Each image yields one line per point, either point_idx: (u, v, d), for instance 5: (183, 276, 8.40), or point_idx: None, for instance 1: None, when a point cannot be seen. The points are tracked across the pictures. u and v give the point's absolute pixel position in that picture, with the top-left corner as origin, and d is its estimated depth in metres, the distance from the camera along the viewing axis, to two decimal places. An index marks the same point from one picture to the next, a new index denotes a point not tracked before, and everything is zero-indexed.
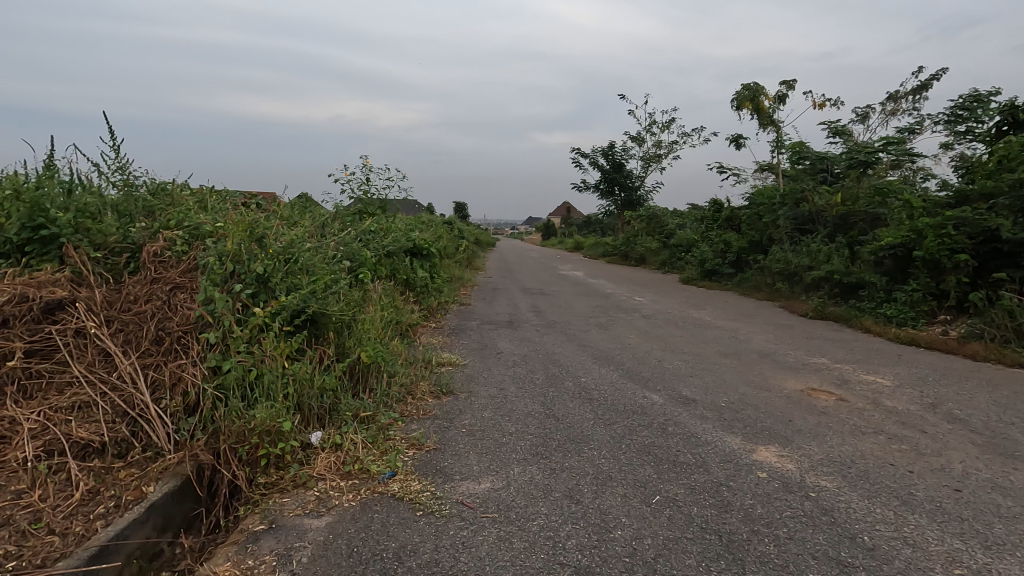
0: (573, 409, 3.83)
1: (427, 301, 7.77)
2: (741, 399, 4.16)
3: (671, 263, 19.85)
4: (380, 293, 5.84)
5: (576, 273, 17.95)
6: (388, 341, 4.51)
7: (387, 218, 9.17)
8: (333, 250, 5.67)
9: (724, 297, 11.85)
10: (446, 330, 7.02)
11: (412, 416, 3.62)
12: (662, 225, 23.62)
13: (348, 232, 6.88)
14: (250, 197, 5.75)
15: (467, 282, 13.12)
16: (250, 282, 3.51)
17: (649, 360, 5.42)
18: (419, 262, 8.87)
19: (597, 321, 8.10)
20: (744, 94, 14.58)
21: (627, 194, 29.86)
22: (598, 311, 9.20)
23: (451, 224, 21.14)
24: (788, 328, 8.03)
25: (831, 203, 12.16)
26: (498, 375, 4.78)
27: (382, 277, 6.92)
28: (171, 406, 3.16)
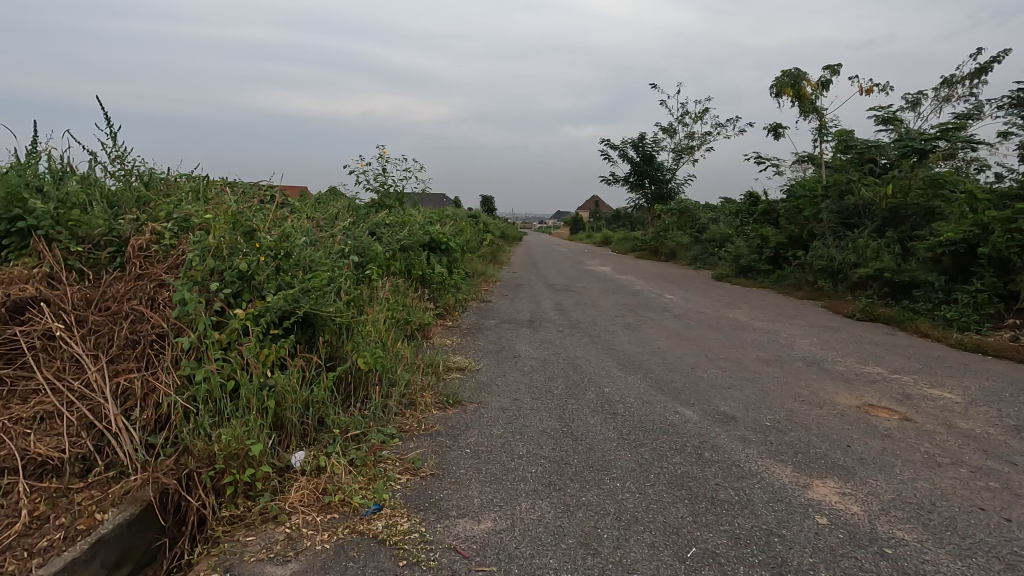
0: (593, 426, 3.37)
1: (443, 299, 7.39)
2: (788, 417, 3.63)
3: (704, 258, 19.04)
4: (389, 290, 5.47)
5: (604, 269, 17.36)
6: (391, 343, 4.13)
7: (405, 211, 8.82)
8: (339, 244, 5.32)
9: (761, 296, 11.15)
10: (462, 330, 6.62)
11: (411, 432, 3.22)
12: (695, 219, 22.75)
13: (359, 225, 6.53)
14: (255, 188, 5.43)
15: (490, 277, 12.71)
16: (231, 280, 3.14)
17: (682, 367, 4.91)
18: (437, 257, 8.49)
19: (624, 320, 7.59)
20: (785, 80, 13.73)
21: (658, 187, 28.96)
22: (625, 310, 8.66)
23: (476, 218, 20.76)
24: (835, 331, 7.37)
25: (879, 195, 11.30)
26: (513, 383, 4.35)
27: (395, 272, 6.56)
28: (140, 419, 2.82)
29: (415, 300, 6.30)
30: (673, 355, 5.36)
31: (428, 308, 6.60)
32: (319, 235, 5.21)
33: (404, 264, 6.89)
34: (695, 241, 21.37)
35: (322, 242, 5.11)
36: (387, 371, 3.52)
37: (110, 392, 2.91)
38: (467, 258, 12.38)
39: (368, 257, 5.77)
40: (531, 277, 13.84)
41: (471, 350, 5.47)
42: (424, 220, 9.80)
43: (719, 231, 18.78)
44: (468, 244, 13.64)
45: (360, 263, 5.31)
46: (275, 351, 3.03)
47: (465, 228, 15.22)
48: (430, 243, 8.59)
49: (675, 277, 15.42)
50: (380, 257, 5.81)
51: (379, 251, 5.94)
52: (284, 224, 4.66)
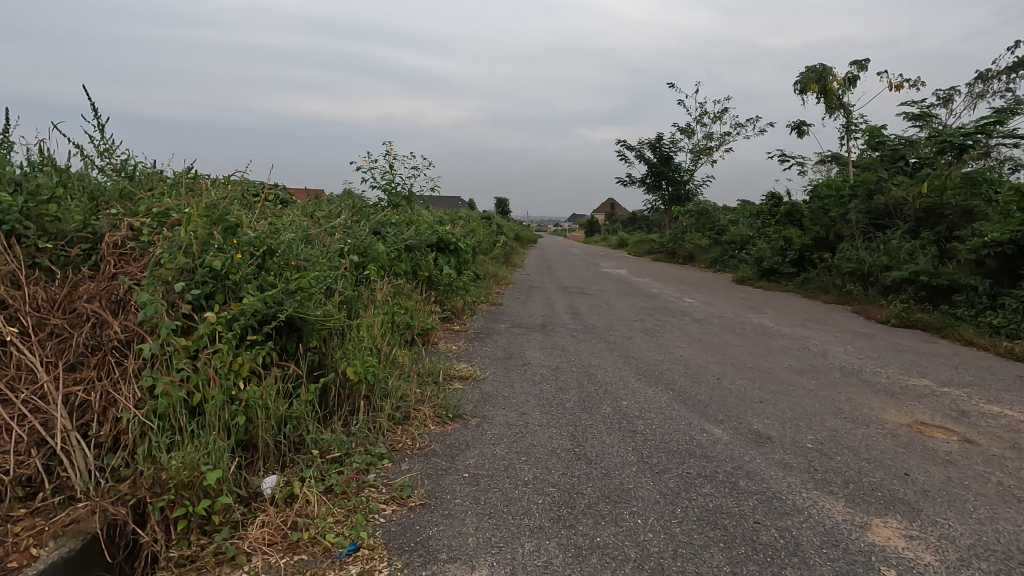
0: (608, 446, 2.99)
1: (451, 302, 7.06)
2: (831, 438, 3.21)
3: (723, 261, 18.48)
4: (390, 293, 5.14)
5: (621, 272, 16.88)
6: (387, 348, 3.80)
7: (413, 211, 8.51)
8: (336, 243, 5.00)
9: (786, 300, 10.63)
10: (470, 334, 6.26)
11: (403, 452, 2.87)
12: (714, 221, 22.18)
13: (362, 224, 6.23)
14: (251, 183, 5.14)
15: (502, 280, 12.35)
16: (201, 280, 2.77)
17: (706, 377, 4.50)
18: (446, 259, 8.15)
19: (641, 325, 7.18)
20: (811, 75, 13.19)
21: (676, 188, 28.40)
22: (643, 314, 8.24)
23: (489, 219, 20.43)
24: (869, 337, 6.87)
25: (912, 194, 10.74)
26: (521, 394, 3.97)
27: (400, 274, 6.24)
28: (96, 437, 2.49)
29: (419, 303, 5.98)
30: (696, 364, 4.95)
31: (433, 312, 6.27)
32: (316, 233, 4.91)
33: (409, 265, 6.57)
34: (714, 243, 20.81)
35: (318, 241, 4.80)
36: (379, 381, 3.18)
37: (66, 405, 2.59)
38: (478, 261, 12.05)
39: (370, 257, 5.46)
40: (545, 279, 13.46)
41: (478, 357, 5.12)
42: (433, 220, 9.48)
43: (739, 233, 18.22)
44: (480, 245, 13.31)
45: (359, 264, 5.00)
46: (249, 360, 2.69)
47: (477, 229, 14.90)
48: (438, 244, 8.26)
49: (693, 280, 14.93)
50: (382, 257, 5.49)
51: (382, 250, 5.62)
52: (275, 221, 4.35)
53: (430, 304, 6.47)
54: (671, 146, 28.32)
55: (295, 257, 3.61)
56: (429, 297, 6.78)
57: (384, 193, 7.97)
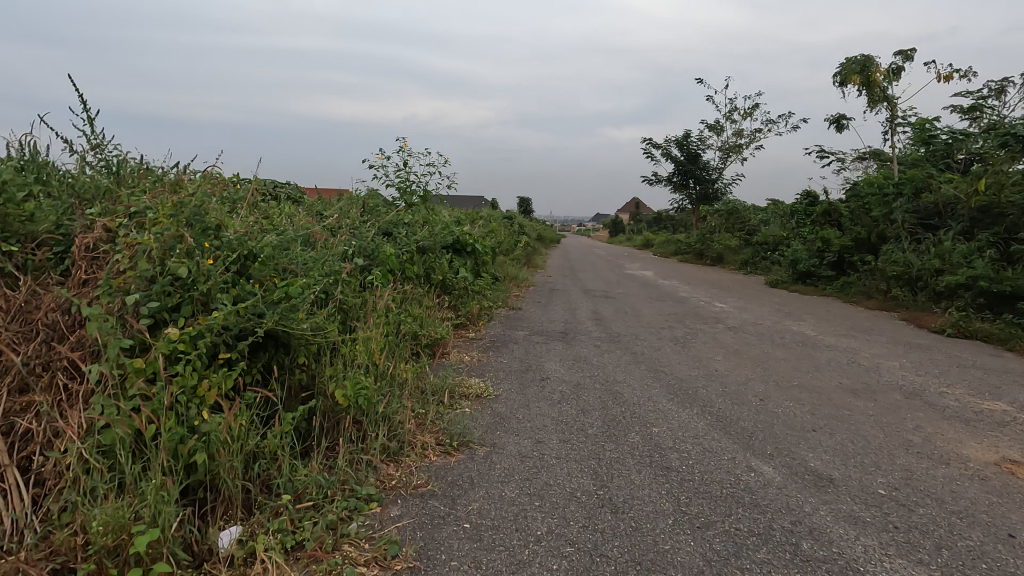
0: (638, 488, 2.53)
1: (466, 307, 6.64)
2: (906, 481, 2.69)
3: (755, 262, 17.70)
4: (396, 300, 4.74)
5: (646, 273, 16.28)
6: (386, 362, 3.41)
7: (429, 211, 8.13)
8: (337, 246, 4.61)
9: (826, 305, 9.95)
10: (485, 343, 5.83)
11: (395, 492, 2.46)
12: (744, 221, 21.35)
13: (371, 225, 5.85)
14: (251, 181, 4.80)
15: (522, 282, 11.91)
16: (161, 291, 2.37)
17: (748, 398, 3.99)
18: (462, 261, 7.74)
19: (671, 333, 6.67)
20: (851, 66, 12.42)
21: (703, 187, 27.55)
22: (672, 320, 7.70)
23: (511, 219, 20.00)
24: (925, 350, 6.23)
25: (966, 192, 9.94)
26: (537, 417, 3.53)
27: (410, 278, 5.84)
28: (37, 475, 2.10)
29: (429, 311, 5.56)
30: (736, 381, 4.42)
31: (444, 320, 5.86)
32: (312, 237, 4.53)
33: (420, 268, 6.17)
34: (744, 244, 20.01)
35: (315, 245, 4.41)
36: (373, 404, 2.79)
37: (6, 435, 2.20)
38: (498, 262, 11.63)
39: (377, 260, 5.07)
40: (567, 282, 12.98)
41: (492, 369, 4.68)
42: (450, 221, 9.08)
43: (771, 234, 17.42)
44: (501, 246, 12.89)
45: (362, 267, 4.61)
46: (216, 384, 2.30)
47: (498, 229, 14.49)
48: (454, 246, 7.86)
49: (724, 283, 14.25)
50: (390, 259, 5.09)
51: (390, 252, 5.23)
52: (268, 223, 3.97)
53: (442, 310, 6.04)
54: (699, 144, 27.48)
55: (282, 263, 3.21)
56: (441, 303, 6.36)
57: (398, 192, 7.61)
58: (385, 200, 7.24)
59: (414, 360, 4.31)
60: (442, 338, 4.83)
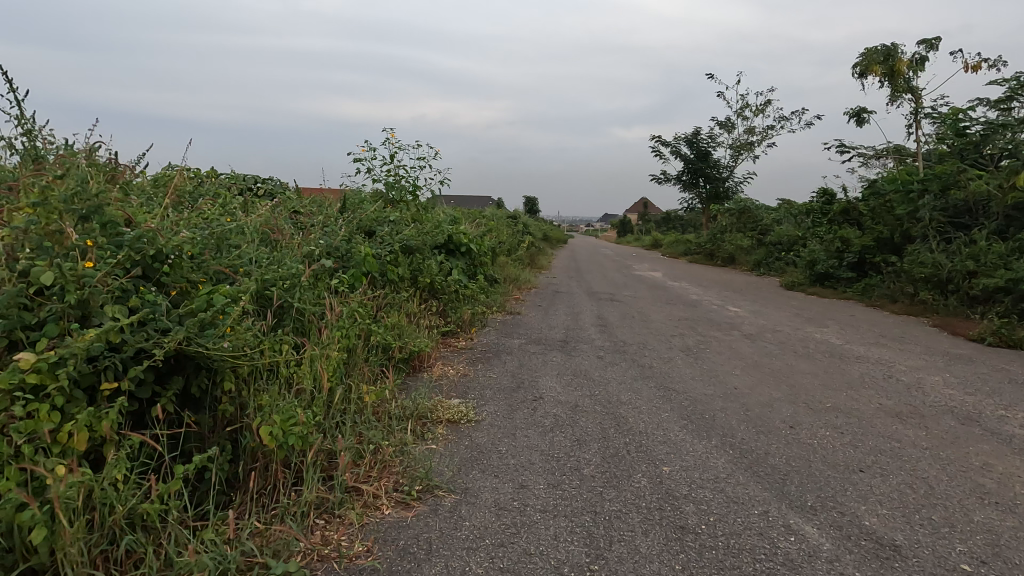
0: (643, 563, 1.95)
1: (457, 312, 6.07)
2: (992, 550, 2.08)
3: (769, 263, 16.99)
4: (369, 307, 4.18)
5: (655, 275, 15.62)
6: (340, 383, 2.85)
7: (420, 209, 7.57)
8: (300, 246, 4.04)
9: (848, 310, 9.28)
10: (475, 353, 5.24)
11: (326, 566, 1.90)
12: (757, 220, 20.64)
13: (350, 222, 5.30)
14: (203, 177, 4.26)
15: (524, 284, 11.31)
16: (12, 303, 1.82)
17: (775, 425, 3.38)
18: (455, 262, 7.16)
19: (682, 341, 6.06)
20: (873, 55, 11.71)
21: (713, 185, 26.84)
22: (683, 327, 7.08)
23: (515, 219, 19.42)
24: (968, 361, 5.57)
25: (999, 188, 9.23)
26: (523, 450, 2.94)
27: (391, 282, 5.27)
28: None
29: (410, 320, 4.99)
30: (759, 403, 3.81)
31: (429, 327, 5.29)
32: (263, 239, 3.97)
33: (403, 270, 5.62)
34: (757, 244, 19.29)
35: (269, 246, 3.84)
36: (308, 443, 2.24)
37: None
38: (498, 264, 11.05)
39: (351, 262, 4.51)
40: (572, 283, 12.36)
41: (478, 385, 4.11)
42: (445, 219, 8.52)
43: (786, 234, 16.72)
44: (502, 247, 12.33)
45: (330, 269, 4.05)
46: (82, 428, 1.75)
47: (499, 229, 13.93)
48: (446, 246, 7.28)
49: (737, 285, 13.58)
50: (367, 258, 4.54)
51: (368, 253, 4.67)
52: (207, 221, 3.41)
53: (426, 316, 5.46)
54: (709, 141, 26.77)
55: (204, 267, 2.64)
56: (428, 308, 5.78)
57: (386, 187, 7.04)
58: (371, 196, 6.66)
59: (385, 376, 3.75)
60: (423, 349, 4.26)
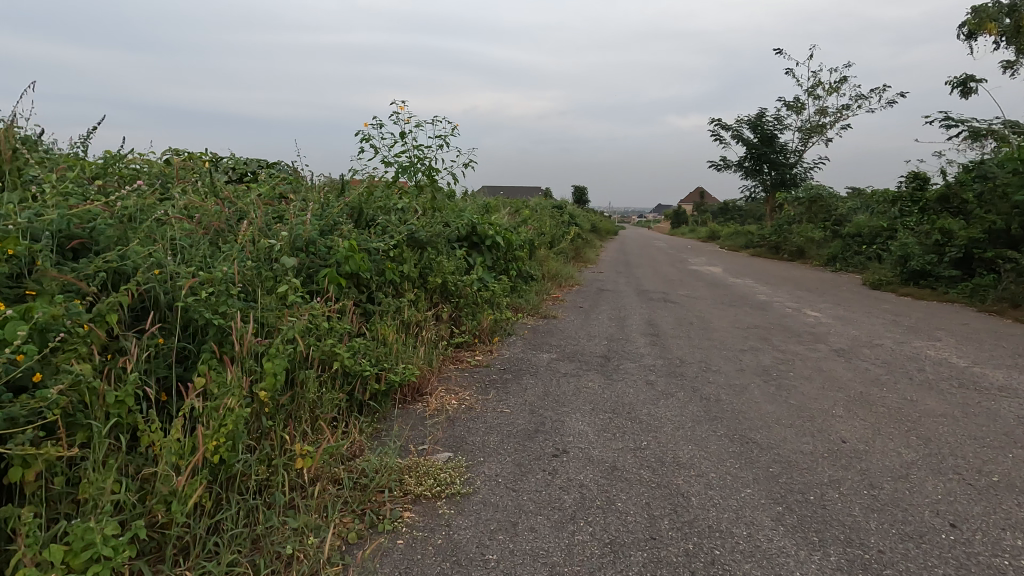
0: None
1: (475, 318, 5.04)
2: None
3: (846, 258, 15.08)
4: (340, 321, 3.20)
5: (714, 270, 14.09)
6: (243, 446, 1.91)
7: (441, 196, 6.57)
8: (246, 240, 3.16)
9: (958, 317, 7.65)
10: (491, 373, 4.20)
11: None
12: (831, 209, 18.57)
13: (340, 210, 4.35)
14: (140, 189, 3.48)
15: (565, 280, 10.15)
16: None
17: (927, 522, 2.17)
18: (478, 257, 6.13)
19: (756, 359, 4.81)
20: (988, 11, 9.83)
21: (779, 172, 24.64)
22: (755, 338, 5.79)
23: (561, 208, 18.17)
24: None
25: None
26: (522, 565, 1.87)
27: (385, 283, 4.31)
28: None
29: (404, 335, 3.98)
30: (888, 474, 2.59)
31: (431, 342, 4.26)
32: (204, 237, 3.11)
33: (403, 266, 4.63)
34: (831, 236, 17.31)
35: (199, 243, 2.98)
36: None
37: None
38: (536, 258, 9.95)
39: (329, 259, 3.56)
40: (620, 280, 11.09)
41: (482, 427, 3.06)
42: (472, 208, 7.48)
43: (867, 225, 14.76)
44: (542, 238, 11.21)
45: (287, 273, 3.11)
46: None
47: (541, 219, 12.80)
48: (468, 239, 6.26)
49: (810, 283, 11.92)
50: (346, 252, 3.58)
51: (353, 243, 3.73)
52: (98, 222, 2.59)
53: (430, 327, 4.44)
54: (775, 124, 24.58)
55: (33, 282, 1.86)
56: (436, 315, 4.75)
57: (400, 170, 6.08)
58: (380, 181, 5.72)
59: (346, 421, 2.75)
60: (412, 376, 3.25)
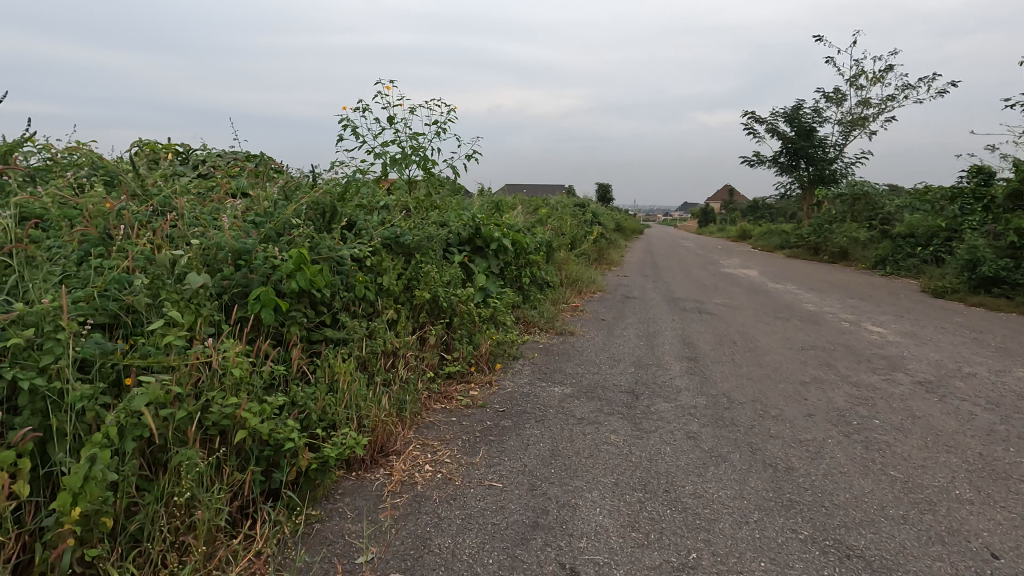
0: None
1: (471, 342, 4.14)
2: None
3: (896, 260, 13.75)
4: (262, 369, 2.32)
5: (750, 274, 12.93)
6: None
7: (440, 192, 5.69)
8: (131, 251, 2.33)
9: None
10: (484, 418, 3.29)
11: None
12: (877, 207, 17.15)
13: (297, 208, 3.49)
14: (23, 188, 2.70)
15: (586, 286, 9.16)
16: None
17: None
18: (481, 264, 5.22)
19: (825, 398, 3.80)
20: None
21: (817, 168, 23.18)
22: (816, 365, 4.75)
23: (583, 206, 17.15)
24: None
25: None
26: None
27: (352, 302, 3.44)
28: None
29: (366, 372, 3.09)
30: None
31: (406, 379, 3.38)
32: (77, 248, 2.30)
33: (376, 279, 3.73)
34: (877, 237, 15.92)
35: (59, 258, 2.17)
36: None
37: None
38: (554, 261, 8.99)
39: (265, 277, 2.69)
40: (646, 286, 10.05)
41: (456, 521, 2.16)
42: (478, 206, 6.57)
43: (921, 224, 13.42)
44: (561, 240, 10.25)
45: (188, 303, 2.28)
46: None
47: (561, 218, 11.83)
48: (470, 242, 5.37)
49: (861, 289, 10.72)
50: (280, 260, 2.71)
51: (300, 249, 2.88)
52: None
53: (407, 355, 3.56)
54: (813, 116, 23.09)
55: None
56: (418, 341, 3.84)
57: (389, 163, 5.22)
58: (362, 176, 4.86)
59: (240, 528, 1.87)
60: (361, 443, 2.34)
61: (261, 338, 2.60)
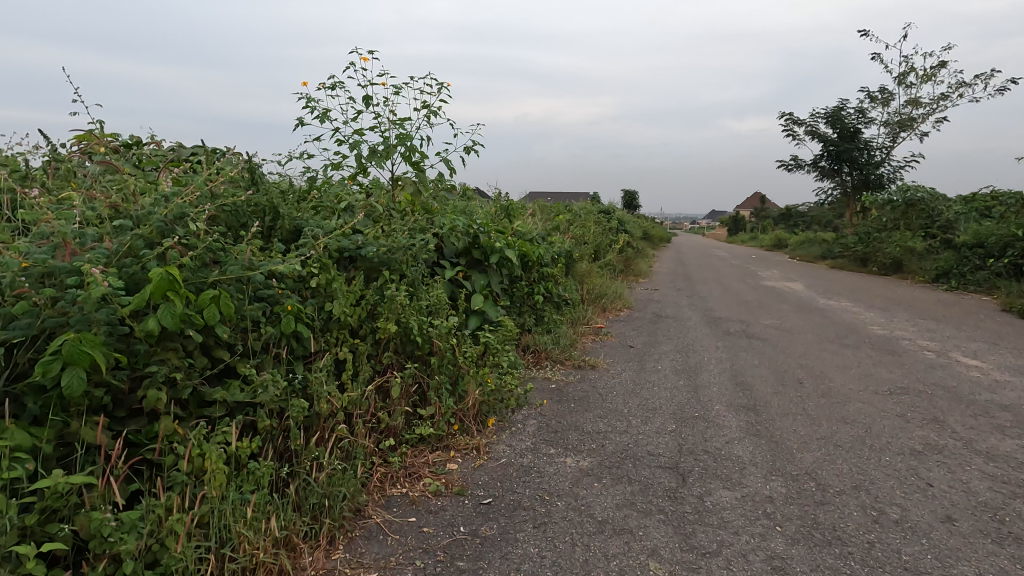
0: None
1: (458, 390, 3.08)
2: None
3: (962, 274, 12.24)
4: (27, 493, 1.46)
5: (795, 289, 11.61)
6: None
7: (433, 194, 4.68)
8: None
9: None
10: (459, 519, 2.22)
11: None
12: (935, 214, 15.56)
13: (206, 210, 2.52)
14: None
15: (611, 302, 8.04)
16: None
17: None
18: (479, 281, 4.19)
19: (960, 486, 2.62)
20: None
21: (862, 173, 21.59)
22: (921, 421, 3.56)
23: (609, 213, 16.01)
24: None
25: None
26: None
27: (277, 343, 2.45)
28: None
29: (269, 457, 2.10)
30: None
31: (344, 458, 2.35)
32: None
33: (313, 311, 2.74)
34: (936, 247, 14.38)
35: None
36: None
37: None
38: (574, 274, 7.89)
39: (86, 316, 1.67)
40: (680, 302, 8.87)
41: None
42: (483, 211, 5.56)
43: (993, 233, 11.90)
44: (583, 250, 9.15)
45: None
46: None
47: (583, 226, 10.73)
48: (466, 254, 4.33)
49: (930, 308, 9.32)
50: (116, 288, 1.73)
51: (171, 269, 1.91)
52: None
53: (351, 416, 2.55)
54: (858, 117, 21.47)
55: None
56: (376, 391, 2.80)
57: (365, 159, 4.26)
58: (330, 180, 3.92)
59: None
60: None
61: (79, 416, 1.63)
